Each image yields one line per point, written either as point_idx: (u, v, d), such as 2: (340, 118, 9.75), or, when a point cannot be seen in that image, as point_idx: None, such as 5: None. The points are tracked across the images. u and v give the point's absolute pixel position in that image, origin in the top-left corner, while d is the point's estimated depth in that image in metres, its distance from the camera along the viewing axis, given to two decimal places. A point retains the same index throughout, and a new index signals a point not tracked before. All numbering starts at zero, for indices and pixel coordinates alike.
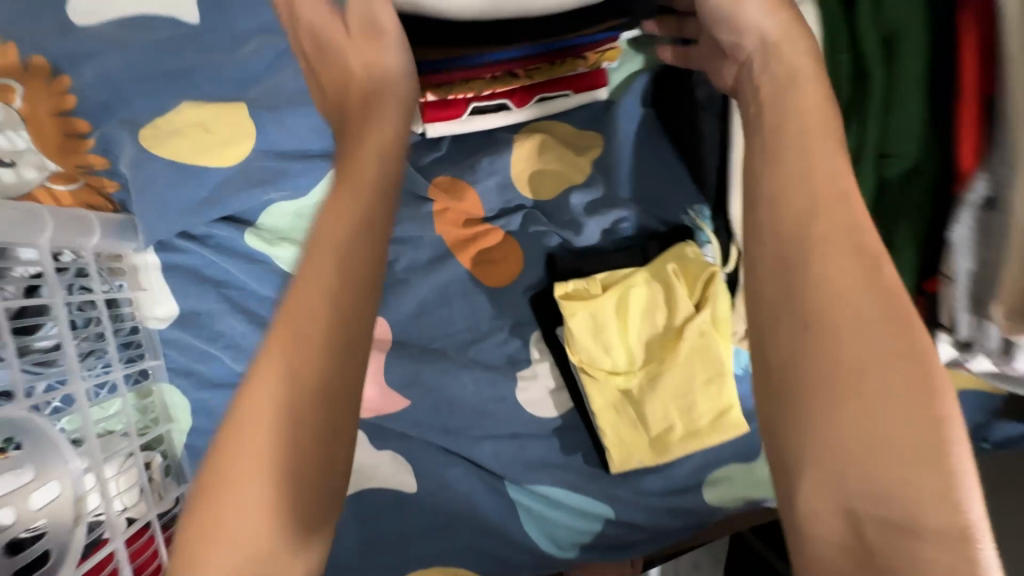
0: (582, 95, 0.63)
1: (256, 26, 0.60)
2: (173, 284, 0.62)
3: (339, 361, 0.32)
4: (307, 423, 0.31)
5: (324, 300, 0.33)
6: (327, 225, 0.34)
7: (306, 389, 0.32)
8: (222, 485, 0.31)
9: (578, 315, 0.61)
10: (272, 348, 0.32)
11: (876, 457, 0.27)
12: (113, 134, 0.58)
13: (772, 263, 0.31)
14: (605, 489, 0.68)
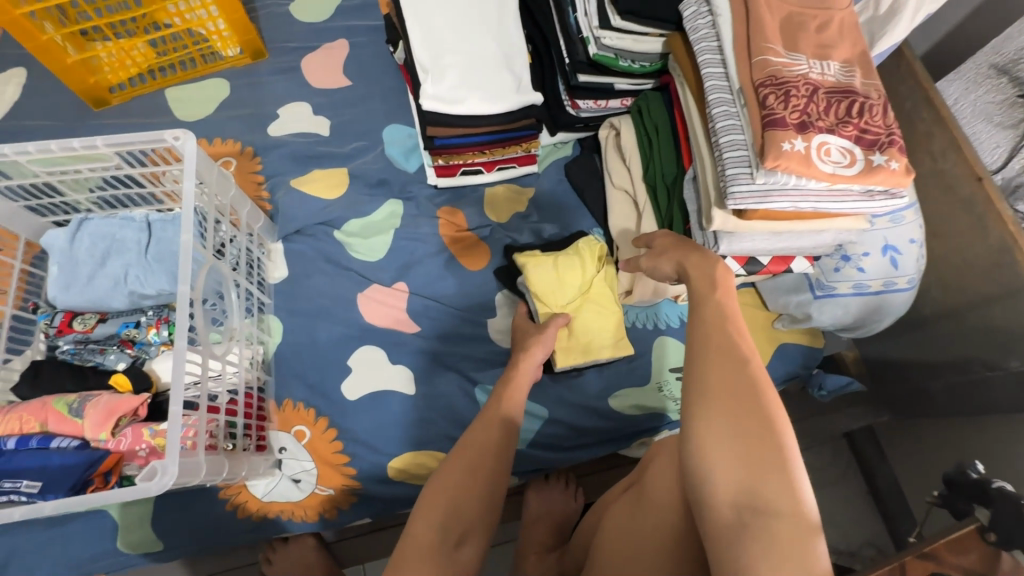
0: (522, 167, 1.15)
1: (355, 135, 1.18)
2: (288, 258, 1.07)
3: (475, 495, 0.71)
4: (468, 506, 0.70)
5: (486, 449, 0.74)
6: (511, 405, 0.79)
7: (474, 480, 0.71)
8: (422, 523, 0.67)
9: (531, 267, 0.97)
10: (483, 466, 0.72)
11: (737, 445, 0.51)
12: (277, 182, 1.11)
13: (700, 375, 0.56)
14: (542, 396, 1.00)
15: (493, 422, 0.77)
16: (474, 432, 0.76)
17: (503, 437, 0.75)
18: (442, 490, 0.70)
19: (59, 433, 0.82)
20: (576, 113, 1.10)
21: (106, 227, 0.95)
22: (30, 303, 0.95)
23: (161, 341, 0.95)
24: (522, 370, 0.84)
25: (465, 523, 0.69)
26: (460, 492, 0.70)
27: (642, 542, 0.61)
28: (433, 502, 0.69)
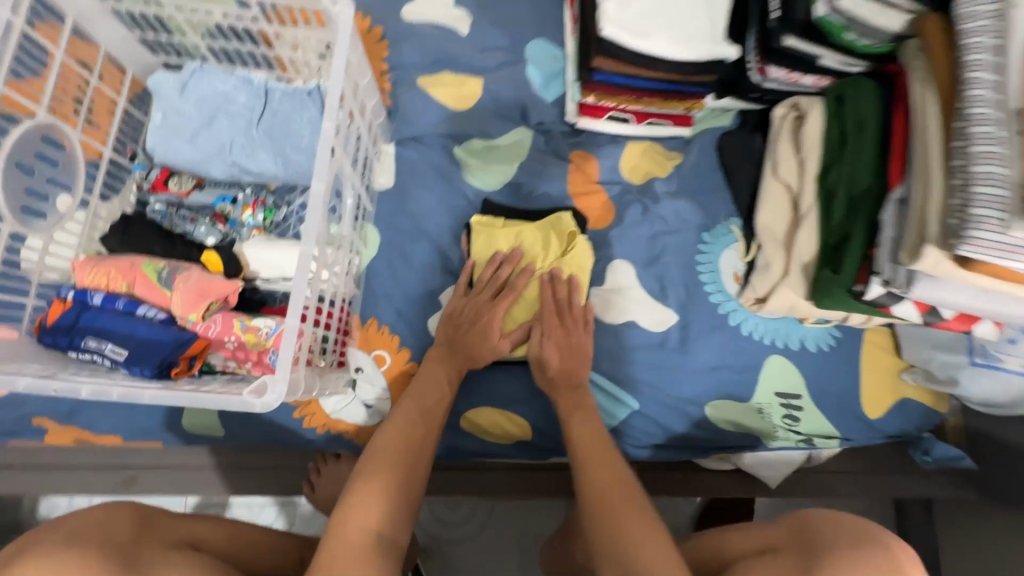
0: (675, 128, 1.00)
1: (496, 42, 1.03)
2: (397, 166, 0.96)
3: (425, 425, 0.80)
4: (420, 433, 0.79)
5: (437, 384, 0.84)
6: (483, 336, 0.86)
7: (424, 411, 0.81)
8: (378, 455, 0.74)
9: (479, 235, 0.92)
10: (425, 399, 0.82)
11: None
12: (402, 77, 0.98)
13: None
14: (634, 384, 0.94)
15: (449, 358, 0.87)
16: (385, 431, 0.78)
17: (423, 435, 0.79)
18: (397, 425, 0.78)
19: (146, 301, 0.76)
20: (759, 81, 0.93)
21: (217, 83, 0.85)
22: (128, 149, 0.86)
23: (254, 225, 0.87)
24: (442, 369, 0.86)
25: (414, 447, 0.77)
26: (389, 482, 0.72)
27: None
28: (363, 488, 0.70)
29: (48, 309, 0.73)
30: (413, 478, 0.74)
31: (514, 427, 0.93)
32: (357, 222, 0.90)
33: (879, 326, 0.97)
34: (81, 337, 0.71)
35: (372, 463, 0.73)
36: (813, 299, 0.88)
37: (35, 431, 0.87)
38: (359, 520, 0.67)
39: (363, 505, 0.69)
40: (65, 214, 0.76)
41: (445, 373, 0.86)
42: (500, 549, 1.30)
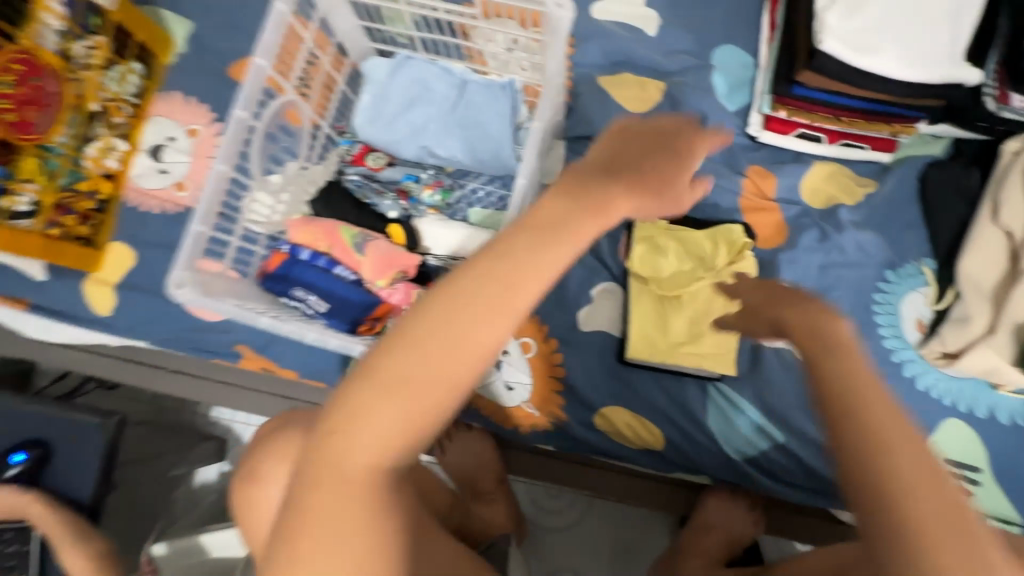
0: (873, 152, 0.92)
1: (683, 45, 1.00)
2: (567, 161, 0.98)
3: (489, 311, 0.42)
4: (451, 339, 0.41)
5: (554, 236, 0.43)
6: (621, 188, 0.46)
7: (496, 282, 0.42)
8: (392, 351, 0.42)
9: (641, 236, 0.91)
10: (513, 259, 0.42)
11: None
12: (584, 75, 1.00)
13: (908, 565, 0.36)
14: (782, 418, 0.89)
15: (592, 187, 0.45)
16: (435, 304, 0.42)
17: (488, 338, 0.42)
18: (448, 299, 0.42)
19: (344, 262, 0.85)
20: (995, 109, 0.81)
21: (422, 71, 0.92)
22: (339, 126, 0.97)
23: (431, 204, 0.94)
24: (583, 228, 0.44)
25: (445, 363, 0.41)
26: (422, 372, 0.42)
27: None
28: (408, 358, 0.42)
29: (268, 257, 0.85)
30: (431, 396, 0.42)
31: (646, 432, 0.92)
32: None
33: None
34: (292, 286, 0.83)
35: (380, 367, 0.43)
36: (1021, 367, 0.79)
37: (233, 355, 1.02)
38: (378, 416, 0.42)
39: (386, 391, 0.42)
40: (291, 176, 0.89)
41: (574, 217, 0.44)
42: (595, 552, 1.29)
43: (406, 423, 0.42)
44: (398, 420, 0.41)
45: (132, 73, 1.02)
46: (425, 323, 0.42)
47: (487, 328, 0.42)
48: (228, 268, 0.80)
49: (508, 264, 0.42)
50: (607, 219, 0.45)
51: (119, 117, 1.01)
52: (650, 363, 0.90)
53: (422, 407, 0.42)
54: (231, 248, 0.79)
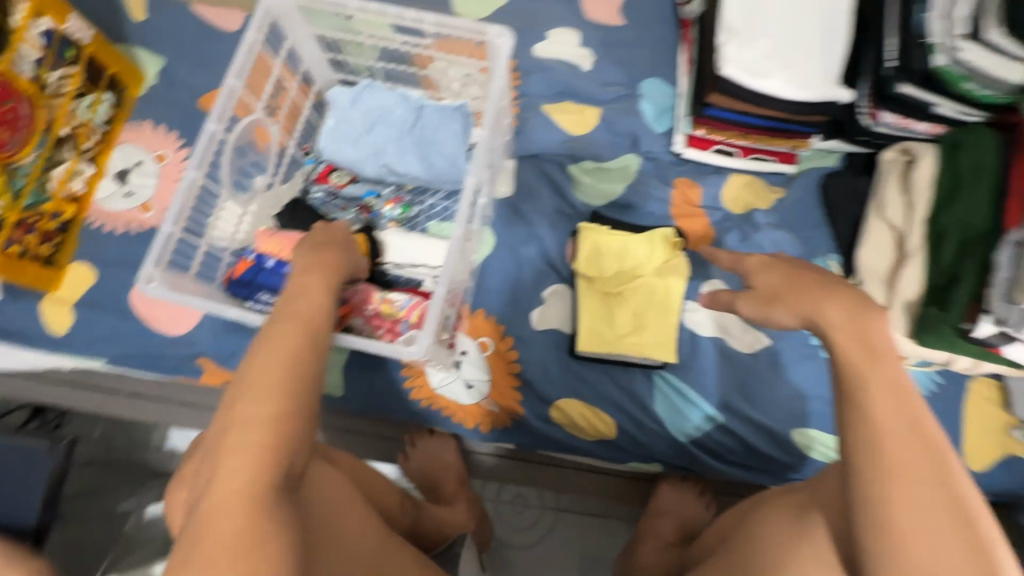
0: (779, 164, 1.06)
1: (615, 79, 1.14)
2: (517, 178, 1.08)
3: (297, 363, 0.58)
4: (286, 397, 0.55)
5: (302, 310, 0.63)
6: (310, 290, 0.65)
7: (303, 346, 0.60)
8: (235, 428, 0.53)
9: (585, 241, 1.00)
10: (295, 326, 0.61)
11: (887, 519, 0.49)
12: (529, 103, 1.12)
13: (871, 455, 0.51)
14: (722, 400, 0.96)
15: (306, 285, 0.66)
16: (229, 412, 0.55)
17: (279, 411, 0.55)
18: (260, 371, 0.57)
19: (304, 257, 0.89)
20: (869, 125, 0.97)
21: (381, 98, 1.01)
22: (305, 146, 1.04)
23: (391, 218, 1.02)
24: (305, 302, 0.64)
25: (284, 411, 0.55)
26: (251, 454, 0.52)
27: None
28: (248, 400, 0.55)
29: (235, 265, 0.89)
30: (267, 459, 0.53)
31: (599, 423, 0.97)
32: (481, 225, 1.03)
33: (986, 376, 0.95)
34: (258, 291, 0.86)
35: (233, 436, 0.53)
36: (916, 337, 0.88)
37: (194, 370, 1.02)
38: (219, 523, 0.49)
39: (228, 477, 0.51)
40: (259, 191, 0.95)
41: (311, 310, 0.63)
42: None
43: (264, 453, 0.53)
44: (257, 469, 0.52)
45: (102, 102, 1.07)
46: (255, 387, 0.55)
47: (267, 406, 0.55)
48: (195, 273, 0.83)
49: (273, 343, 0.59)
50: (308, 307, 0.63)
51: (87, 143, 1.05)
52: (599, 354, 0.97)
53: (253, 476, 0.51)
54: (197, 256, 0.83)
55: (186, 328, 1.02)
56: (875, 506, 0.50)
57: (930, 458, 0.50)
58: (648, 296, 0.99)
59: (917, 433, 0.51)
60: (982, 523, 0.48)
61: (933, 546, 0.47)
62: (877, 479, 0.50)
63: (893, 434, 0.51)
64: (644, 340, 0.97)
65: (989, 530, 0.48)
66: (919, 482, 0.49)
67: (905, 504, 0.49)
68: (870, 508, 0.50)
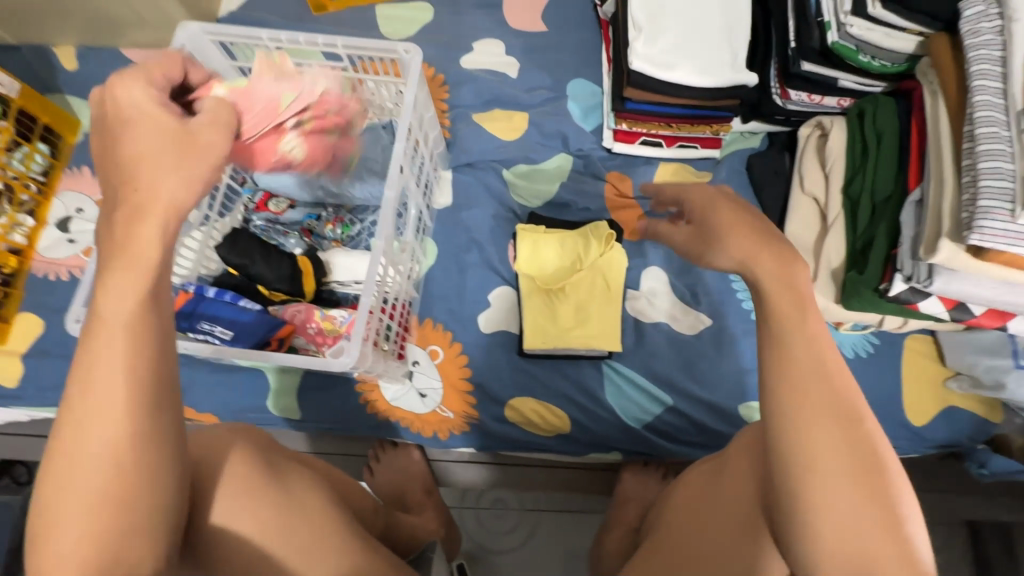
0: (704, 150, 1.10)
1: (542, 83, 1.18)
2: (454, 187, 1.11)
3: (134, 379, 0.41)
4: (129, 433, 0.40)
5: (138, 271, 0.42)
6: (141, 227, 0.43)
7: (138, 351, 0.41)
8: (65, 476, 0.39)
9: (523, 241, 1.02)
10: (130, 317, 0.41)
11: (801, 448, 0.46)
12: (460, 114, 1.15)
13: (790, 389, 0.47)
14: (669, 383, 0.99)
15: (136, 232, 0.43)
16: (75, 394, 0.40)
17: (133, 403, 0.40)
18: (91, 394, 0.40)
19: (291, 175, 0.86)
20: (782, 104, 1.01)
21: None
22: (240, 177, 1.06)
23: (333, 238, 1.04)
24: (165, 191, 0.44)
25: (133, 457, 0.40)
26: (96, 464, 0.40)
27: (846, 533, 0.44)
28: (84, 436, 0.40)
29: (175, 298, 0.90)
30: (106, 473, 0.40)
31: (553, 417, 0.99)
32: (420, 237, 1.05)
33: (919, 332, 0.98)
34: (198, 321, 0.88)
35: (64, 489, 0.39)
36: (843, 303, 0.91)
37: None
38: (58, 537, 0.39)
39: (61, 490, 0.40)
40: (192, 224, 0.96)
41: (142, 274, 0.42)
42: (544, 559, 1.32)
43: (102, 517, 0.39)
44: (98, 537, 0.39)
45: (36, 153, 1.08)
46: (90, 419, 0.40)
47: (120, 397, 0.40)
48: None
49: (105, 346, 0.41)
50: (163, 194, 0.43)
51: (24, 194, 1.06)
52: (546, 349, 0.99)
53: (95, 496, 0.40)
54: (130, 294, 0.84)
55: None
56: (789, 453, 0.46)
57: (833, 399, 0.47)
58: (588, 289, 1.01)
59: (825, 377, 0.47)
60: (888, 462, 0.46)
61: (836, 494, 0.44)
62: (786, 426, 0.46)
63: (805, 381, 0.47)
64: (588, 332, 0.99)
65: (893, 469, 0.46)
66: (825, 424, 0.46)
67: (818, 449, 0.45)
68: (788, 455, 0.46)
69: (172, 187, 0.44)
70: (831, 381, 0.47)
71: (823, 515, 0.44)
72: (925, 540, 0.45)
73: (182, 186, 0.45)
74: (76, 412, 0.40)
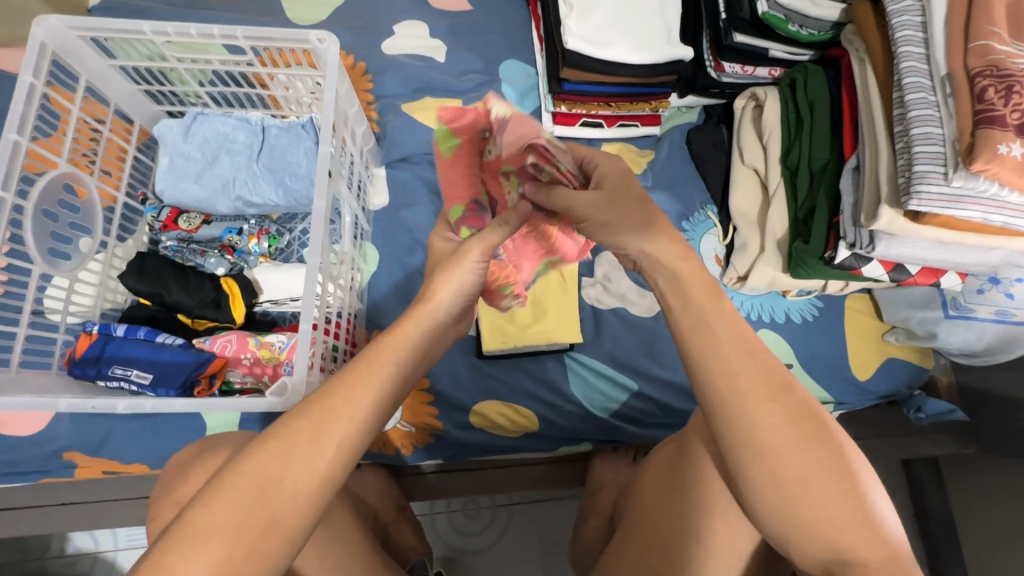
0: (645, 128, 1.07)
1: (473, 67, 1.11)
2: (390, 185, 1.03)
3: (335, 446, 0.49)
4: (309, 476, 0.47)
5: (386, 374, 0.53)
6: (404, 340, 0.55)
7: (352, 431, 0.50)
8: (243, 488, 0.46)
9: None
10: (360, 401, 0.51)
11: (746, 425, 0.47)
12: (387, 105, 1.06)
13: (720, 370, 0.49)
14: (632, 368, 0.98)
15: (391, 354, 0.54)
16: (292, 422, 0.49)
17: (334, 460, 0.49)
18: (298, 436, 0.48)
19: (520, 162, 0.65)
20: (717, 76, 1.00)
21: (219, 125, 0.92)
22: (139, 193, 0.92)
23: (260, 252, 0.93)
24: (443, 308, 0.59)
25: (299, 502, 0.47)
26: (274, 490, 0.46)
27: (794, 502, 0.46)
28: (269, 463, 0.47)
29: (76, 342, 0.78)
30: (282, 500, 0.46)
31: (519, 418, 0.96)
32: (360, 245, 0.96)
33: (857, 293, 1.03)
34: (108, 366, 0.76)
35: (233, 498, 0.45)
36: (791, 272, 0.93)
37: (65, 467, 0.89)
38: (212, 532, 0.44)
39: (234, 496, 0.45)
40: (86, 254, 0.82)
41: (392, 378, 0.53)
42: (522, 553, 1.31)
43: (258, 541, 0.45)
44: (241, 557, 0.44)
45: None
46: (281, 451, 0.47)
47: (329, 451, 0.49)
48: (19, 366, 0.72)
49: (335, 404, 0.50)
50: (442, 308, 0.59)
51: None
52: (507, 349, 0.95)
53: (256, 518, 0.45)
54: (16, 345, 0.71)
55: (38, 426, 0.88)
56: (738, 437, 0.48)
57: (765, 371, 0.49)
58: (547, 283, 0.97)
59: (754, 354, 0.49)
60: (830, 425, 0.48)
61: (792, 465, 0.46)
62: (729, 404, 0.48)
63: (732, 367, 0.49)
64: (548, 329, 0.95)
65: (835, 428, 0.48)
66: (768, 399, 0.48)
67: (766, 425, 0.47)
68: (737, 436, 0.48)
69: (447, 301, 0.59)
70: (763, 362, 0.49)
71: (783, 487, 0.46)
72: (881, 495, 0.47)
73: (452, 301, 0.59)
74: (284, 432, 0.48)
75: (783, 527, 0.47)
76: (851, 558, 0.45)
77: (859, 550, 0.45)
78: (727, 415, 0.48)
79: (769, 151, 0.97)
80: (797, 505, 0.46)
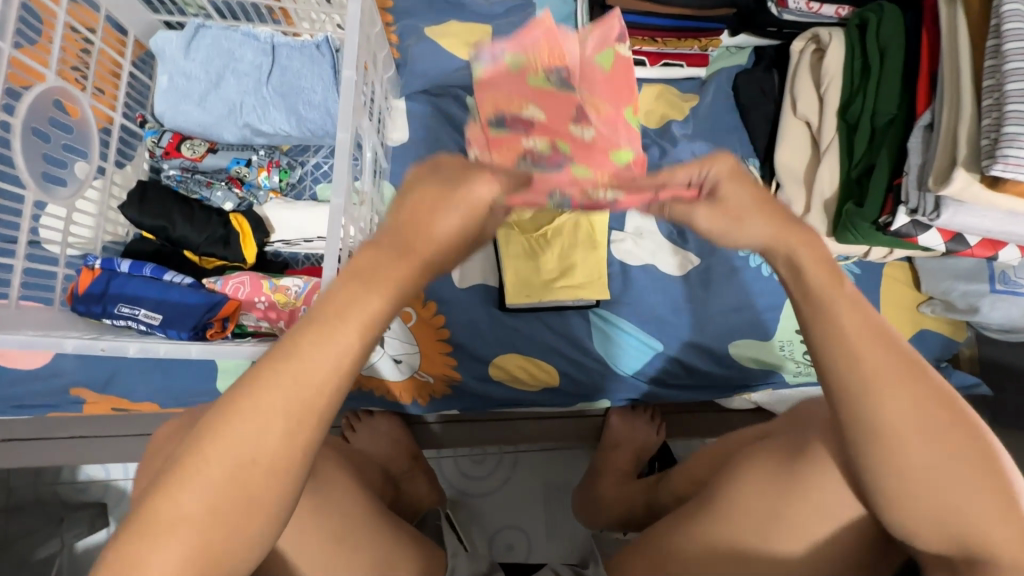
0: (690, 68, 0.98)
1: None
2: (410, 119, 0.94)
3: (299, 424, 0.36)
4: (265, 461, 0.35)
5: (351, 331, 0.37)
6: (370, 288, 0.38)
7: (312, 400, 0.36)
8: (182, 492, 0.34)
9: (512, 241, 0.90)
10: (315, 362, 0.36)
11: (884, 419, 0.40)
12: (408, 27, 0.95)
13: (843, 356, 0.41)
14: (659, 327, 0.94)
15: (342, 306, 0.38)
16: (236, 399, 0.36)
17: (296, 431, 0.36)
18: (239, 422, 0.35)
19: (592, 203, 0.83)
20: (778, 13, 0.90)
21: (224, 39, 0.82)
22: (137, 114, 0.84)
23: (270, 187, 0.86)
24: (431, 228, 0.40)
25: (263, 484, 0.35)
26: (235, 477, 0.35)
27: (926, 503, 0.40)
28: (221, 455, 0.35)
29: (77, 276, 0.73)
30: (253, 489, 0.35)
31: (540, 372, 0.93)
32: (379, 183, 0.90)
33: (897, 260, 0.98)
34: (113, 304, 0.71)
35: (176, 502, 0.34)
36: (833, 235, 0.88)
37: (73, 402, 0.87)
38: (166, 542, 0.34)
39: (183, 500, 0.34)
40: (83, 180, 0.75)
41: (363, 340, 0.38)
42: (527, 499, 1.33)
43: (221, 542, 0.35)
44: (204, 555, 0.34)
45: None
46: (224, 438, 0.35)
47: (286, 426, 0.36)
48: (18, 297, 0.68)
49: (287, 374, 0.36)
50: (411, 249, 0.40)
51: None
52: (531, 304, 0.91)
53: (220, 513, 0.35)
54: (15, 277, 0.67)
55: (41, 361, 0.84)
56: (872, 427, 0.40)
57: (905, 359, 0.41)
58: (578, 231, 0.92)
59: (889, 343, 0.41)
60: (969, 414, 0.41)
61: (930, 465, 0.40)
62: (863, 393, 0.40)
63: (869, 352, 0.41)
64: (578, 280, 0.91)
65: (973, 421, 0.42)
66: (911, 392, 0.40)
67: (906, 422, 0.40)
68: (865, 430, 0.41)
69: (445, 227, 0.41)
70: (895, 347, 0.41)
71: (918, 488, 0.40)
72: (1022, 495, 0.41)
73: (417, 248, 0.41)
74: (224, 414, 0.36)
75: (902, 524, 0.42)
76: (982, 554, 0.40)
77: (990, 547, 0.40)
78: (856, 404, 0.41)
79: (824, 102, 0.89)
80: (934, 506, 0.40)
